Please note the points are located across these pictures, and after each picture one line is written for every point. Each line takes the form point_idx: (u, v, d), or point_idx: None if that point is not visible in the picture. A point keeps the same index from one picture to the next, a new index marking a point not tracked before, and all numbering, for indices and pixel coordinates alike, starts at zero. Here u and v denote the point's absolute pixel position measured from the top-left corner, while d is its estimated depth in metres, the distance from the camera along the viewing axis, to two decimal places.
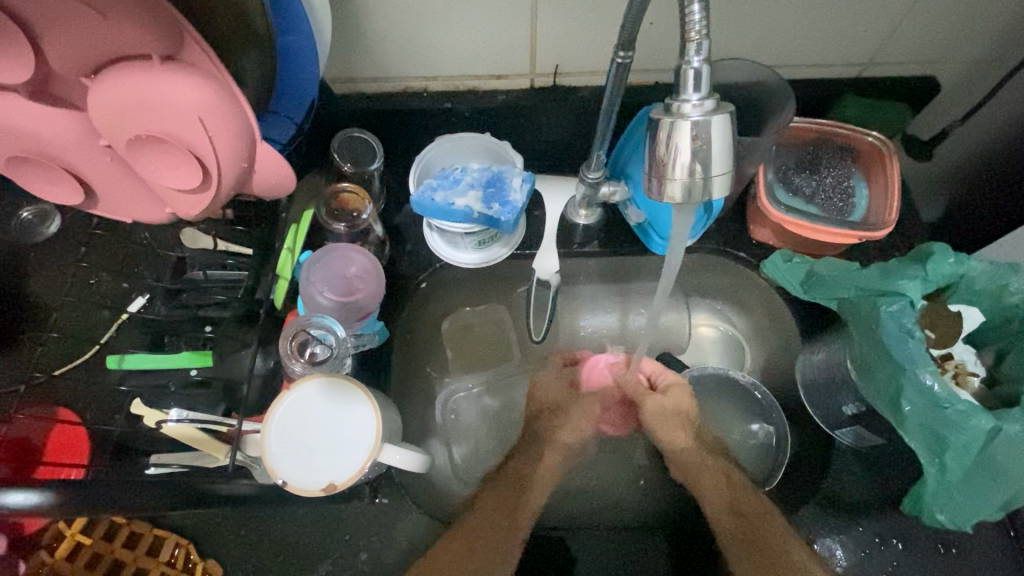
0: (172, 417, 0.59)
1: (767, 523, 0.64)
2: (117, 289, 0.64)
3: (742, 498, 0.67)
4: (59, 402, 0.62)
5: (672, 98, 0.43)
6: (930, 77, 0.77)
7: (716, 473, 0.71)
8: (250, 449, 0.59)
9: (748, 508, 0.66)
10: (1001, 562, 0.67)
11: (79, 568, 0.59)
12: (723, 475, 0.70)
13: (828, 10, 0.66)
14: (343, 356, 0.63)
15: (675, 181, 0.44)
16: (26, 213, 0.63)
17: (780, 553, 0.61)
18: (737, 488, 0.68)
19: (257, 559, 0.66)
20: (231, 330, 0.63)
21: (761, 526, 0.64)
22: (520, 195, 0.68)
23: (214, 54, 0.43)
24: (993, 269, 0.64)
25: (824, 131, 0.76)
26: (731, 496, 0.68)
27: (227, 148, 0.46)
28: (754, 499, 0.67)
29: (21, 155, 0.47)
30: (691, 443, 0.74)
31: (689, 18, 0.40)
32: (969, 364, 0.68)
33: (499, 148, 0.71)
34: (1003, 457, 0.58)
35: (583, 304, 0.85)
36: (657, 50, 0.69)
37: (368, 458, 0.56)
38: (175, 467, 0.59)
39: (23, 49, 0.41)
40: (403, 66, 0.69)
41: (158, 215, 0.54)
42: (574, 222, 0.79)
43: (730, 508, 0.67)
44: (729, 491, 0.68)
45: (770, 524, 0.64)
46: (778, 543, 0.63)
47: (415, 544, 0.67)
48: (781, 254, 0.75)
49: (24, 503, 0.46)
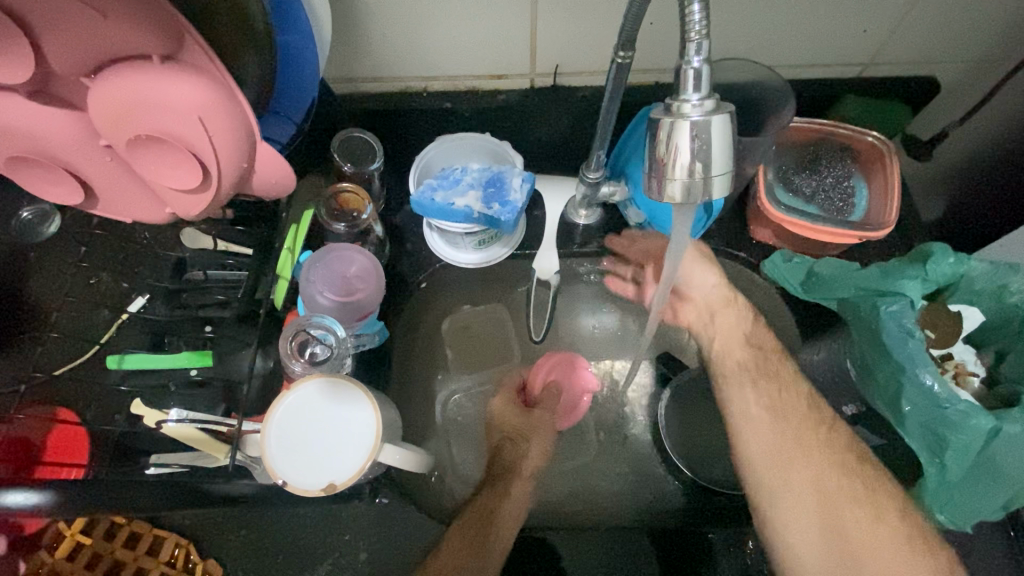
0: (172, 417, 0.59)
1: (838, 478, 0.61)
2: (117, 289, 0.64)
3: (807, 439, 0.64)
4: (60, 402, 0.62)
5: (672, 98, 0.43)
6: (930, 77, 0.76)
7: (773, 398, 0.67)
8: (249, 449, 0.59)
9: (818, 456, 0.63)
10: (1000, 563, 0.67)
11: (79, 568, 0.59)
12: (778, 403, 0.67)
13: (828, 10, 0.66)
14: (343, 356, 0.63)
15: (675, 181, 0.44)
16: (26, 213, 0.62)
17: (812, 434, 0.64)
18: (796, 424, 0.65)
19: (257, 559, 0.66)
20: (232, 330, 0.62)
21: (837, 485, 0.61)
22: (520, 195, 0.68)
23: (213, 54, 0.43)
24: (992, 269, 0.64)
25: (823, 133, 0.76)
26: (798, 436, 0.64)
27: (226, 148, 0.46)
28: (817, 435, 0.64)
29: (21, 155, 0.47)
30: (742, 371, 0.70)
31: (689, 18, 0.40)
32: (969, 364, 0.67)
33: (499, 148, 0.72)
34: (1003, 458, 0.58)
35: (584, 304, 0.85)
36: (657, 50, 0.69)
37: (368, 457, 0.56)
38: (176, 467, 0.60)
39: (23, 49, 0.41)
40: (404, 66, 0.69)
41: (158, 215, 0.54)
42: (574, 222, 0.79)
43: (797, 458, 0.63)
44: (788, 426, 0.65)
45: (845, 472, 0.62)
46: (854, 506, 0.60)
47: (415, 544, 0.67)
48: (780, 254, 0.75)
49: (25, 503, 0.46)
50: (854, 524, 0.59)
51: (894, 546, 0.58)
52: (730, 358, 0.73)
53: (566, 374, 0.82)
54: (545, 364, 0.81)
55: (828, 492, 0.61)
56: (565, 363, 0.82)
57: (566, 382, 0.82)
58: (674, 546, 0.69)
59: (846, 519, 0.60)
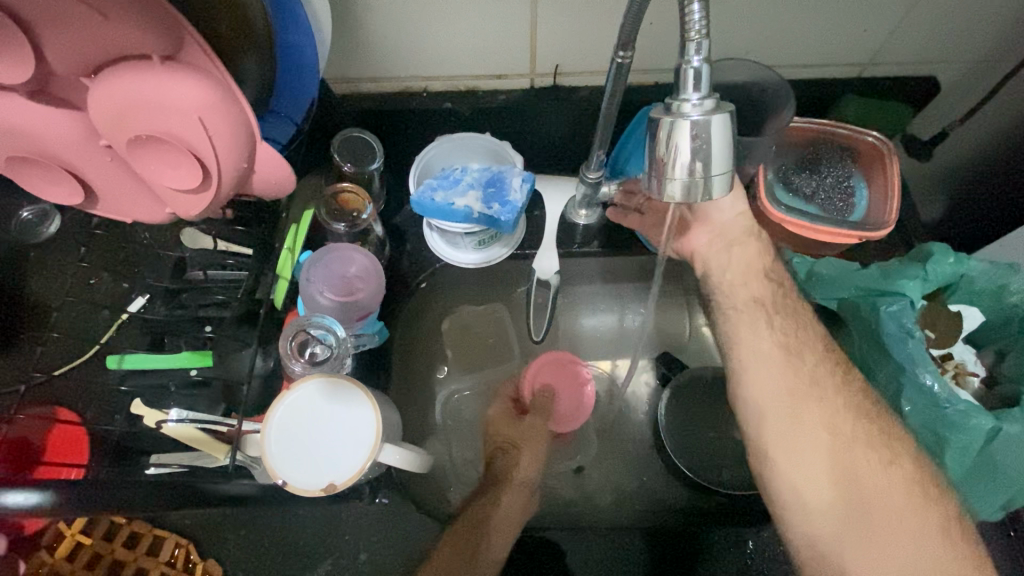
0: (172, 417, 0.59)
1: (852, 423, 0.59)
2: (117, 289, 0.64)
3: (824, 386, 0.62)
4: (60, 402, 0.62)
5: (672, 98, 0.43)
6: (930, 77, 0.76)
7: (791, 347, 0.64)
8: (249, 449, 0.59)
9: (834, 403, 0.61)
10: (1000, 562, 0.67)
11: (79, 568, 0.59)
12: (796, 347, 0.64)
13: (828, 10, 0.66)
14: (343, 356, 0.63)
15: (675, 180, 0.44)
16: (26, 213, 0.62)
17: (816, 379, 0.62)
18: (812, 371, 0.63)
19: (256, 559, 0.66)
20: (231, 329, 0.62)
21: (852, 431, 0.59)
22: (520, 195, 0.68)
23: (213, 54, 0.43)
24: (993, 268, 0.64)
25: (824, 131, 0.76)
26: (814, 382, 0.62)
27: (226, 148, 0.46)
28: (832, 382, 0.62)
29: (21, 155, 0.47)
30: (759, 321, 0.67)
31: (689, 18, 0.40)
32: (969, 364, 0.67)
33: (499, 148, 0.71)
34: (1003, 458, 0.58)
35: (584, 304, 0.85)
36: (657, 50, 0.69)
37: (369, 457, 0.56)
38: (176, 467, 0.59)
39: (23, 50, 0.41)
40: (404, 66, 0.69)
41: (158, 215, 0.54)
42: (574, 223, 0.77)
43: (814, 404, 0.61)
44: (806, 371, 0.63)
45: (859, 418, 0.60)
46: (867, 451, 0.58)
47: (415, 544, 0.67)
48: (781, 255, 0.74)
49: (24, 503, 0.46)
50: (865, 469, 0.58)
51: (904, 492, 0.57)
52: (747, 308, 0.68)
53: (561, 379, 0.77)
54: (540, 370, 0.77)
55: (842, 436, 0.60)
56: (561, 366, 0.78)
57: (561, 386, 0.77)
58: (671, 551, 0.69)
59: (859, 465, 0.58)
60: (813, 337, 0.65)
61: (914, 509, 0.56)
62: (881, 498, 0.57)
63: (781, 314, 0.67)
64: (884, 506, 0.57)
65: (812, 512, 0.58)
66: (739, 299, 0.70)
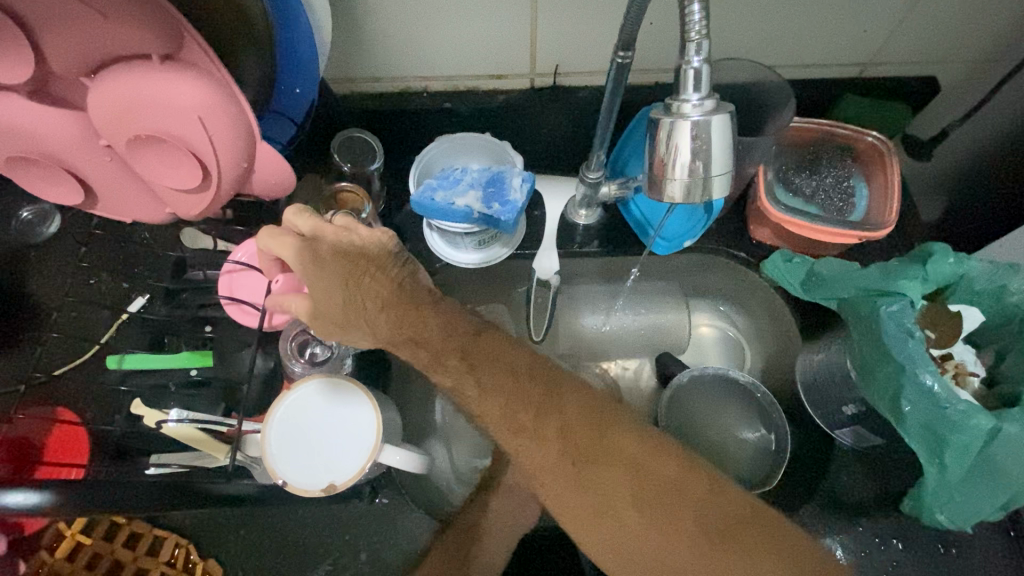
0: (172, 417, 0.58)
1: (634, 484, 0.45)
2: (118, 289, 0.65)
3: (555, 418, 0.48)
4: (60, 402, 0.62)
5: (672, 98, 0.43)
6: (930, 78, 0.77)
7: (567, 443, 0.47)
8: (250, 449, 0.58)
9: (538, 454, 0.48)
10: (1001, 561, 0.67)
11: (79, 567, 0.59)
12: (573, 430, 0.47)
13: (827, 10, 0.66)
14: (343, 356, 0.64)
15: (675, 181, 0.44)
16: (26, 213, 0.64)
17: (594, 447, 0.47)
18: (554, 400, 0.49)
19: (257, 558, 0.66)
20: (233, 330, 0.64)
21: (567, 458, 0.47)
22: (520, 195, 0.67)
23: (214, 54, 0.43)
24: (991, 269, 0.63)
25: (824, 132, 0.76)
26: (518, 431, 0.49)
27: (226, 146, 0.46)
28: (520, 436, 0.49)
29: (21, 155, 0.47)
30: (507, 370, 0.50)
31: (689, 18, 0.40)
32: (969, 364, 0.67)
33: (499, 148, 0.71)
34: (1004, 457, 0.58)
35: (584, 304, 0.85)
36: (657, 50, 0.69)
37: (368, 458, 0.55)
38: (175, 468, 0.58)
39: (22, 48, 0.41)
40: (404, 66, 0.69)
41: (157, 213, 0.54)
42: (574, 222, 0.79)
43: (531, 448, 0.48)
44: (572, 443, 0.47)
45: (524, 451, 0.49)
46: (570, 485, 0.47)
47: (415, 543, 0.67)
48: (780, 254, 0.75)
49: (25, 504, 0.45)
50: (618, 499, 0.45)
51: (690, 518, 0.44)
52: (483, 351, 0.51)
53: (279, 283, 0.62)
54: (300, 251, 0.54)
55: (619, 488, 0.45)
56: (314, 262, 0.54)
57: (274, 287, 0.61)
58: None
59: (588, 490, 0.46)
60: (613, 427, 0.48)
61: (659, 517, 0.44)
62: (632, 526, 0.45)
63: (457, 377, 0.51)
64: (640, 518, 0.44)
65: (577, 523, 0.47)
66: (453, 325, 0.53)
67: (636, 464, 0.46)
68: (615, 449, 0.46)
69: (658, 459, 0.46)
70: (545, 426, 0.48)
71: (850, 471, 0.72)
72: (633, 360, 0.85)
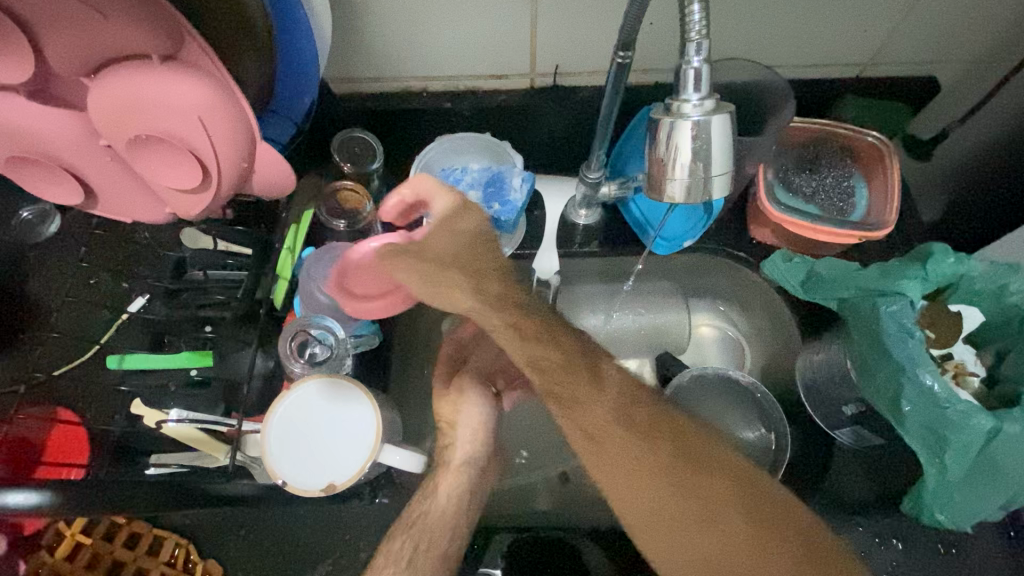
0: (172, 417, 0.58)
1: (745, 497, 0.44)
2: (117, 289, 0.64)
3: (667, 423, 0.47)
4: (60, 402, 0.62)
5: (672, 98, 0.43)
6: (930, 77, 0.77)
7: (676, 449, 0.46)
8: (249, 449, 0.59)
9: (642, 456, 0.45)
10: (1001, 561, 0.67)
11: (79, 567, 0.59)
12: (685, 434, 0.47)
13: (827, 10, 0.66)
14: (343, 356, 0.63)
15: (675, 180, 0.44)
16: (26, 213, 0.65)
17: (702, 456, 0.46)
18: (663, 410, 0.48)
19: (257, 558, 0.66)
20: (232, 330, 0.63)
21: (678, 462, 0.45)
22: (520, 194, 0.69)
23: (214, 55, 0.43)
24: (992, 269, 0.63)
25: (824, 132, 0.76)
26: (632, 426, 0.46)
27: (226, 147, 0.46)
28: (634, 430, 0.46)
29: (21, 155, 0.47)
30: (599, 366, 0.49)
31: (689, 18, 0.40)
32: (970, 364, 0.67)
33: (499, 148, 0.71)
34: (1004, 458, 0.58)
35: (584, 303, 0.85)
36: (657, 51, 0.69)
37: (368, 458, 0.56)
38: (175, 467, 0.59)
39: (22, 49, 0.41)
40: (404, 66, 0.69)
41: (156, 214, 0.54)
42: (574, 222, 0.79)
43: (637, 448, 0.45)
44: (680, 448, 0.46)
45: (616, 453, 0.46)
46: (676, 491, 0.45)
47: None
48: (780, 255, 0.74)
49: (25, 503, 0.46)
50: (720, 514, 0.44)
51: (799, 535, 0.43)
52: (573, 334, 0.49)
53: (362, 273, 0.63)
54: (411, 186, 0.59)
55: (730, 499, 0.44)
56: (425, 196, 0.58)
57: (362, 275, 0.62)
58: None
59: (690, 499, 0.44)
60: (718, 443, 0.48)
61: (767, 536, 0.43)
62: (721, 539, 0.43)
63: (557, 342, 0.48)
64: (746, 534, 0.43)
65: (657, 535, 0.45)
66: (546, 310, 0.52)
67: (747, 477, 0.46)
68: (724, 462, 0.46)
69: (762, 478, 0.46)
70: (660, 425, 0.47)
71: (851, 471, 0.72)
72: (635, 360, 0.86)
